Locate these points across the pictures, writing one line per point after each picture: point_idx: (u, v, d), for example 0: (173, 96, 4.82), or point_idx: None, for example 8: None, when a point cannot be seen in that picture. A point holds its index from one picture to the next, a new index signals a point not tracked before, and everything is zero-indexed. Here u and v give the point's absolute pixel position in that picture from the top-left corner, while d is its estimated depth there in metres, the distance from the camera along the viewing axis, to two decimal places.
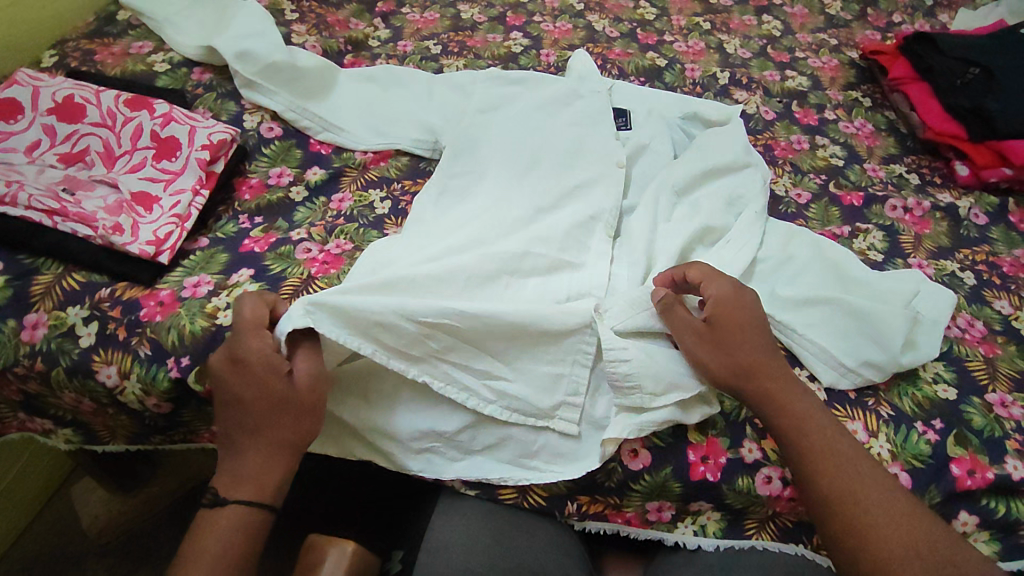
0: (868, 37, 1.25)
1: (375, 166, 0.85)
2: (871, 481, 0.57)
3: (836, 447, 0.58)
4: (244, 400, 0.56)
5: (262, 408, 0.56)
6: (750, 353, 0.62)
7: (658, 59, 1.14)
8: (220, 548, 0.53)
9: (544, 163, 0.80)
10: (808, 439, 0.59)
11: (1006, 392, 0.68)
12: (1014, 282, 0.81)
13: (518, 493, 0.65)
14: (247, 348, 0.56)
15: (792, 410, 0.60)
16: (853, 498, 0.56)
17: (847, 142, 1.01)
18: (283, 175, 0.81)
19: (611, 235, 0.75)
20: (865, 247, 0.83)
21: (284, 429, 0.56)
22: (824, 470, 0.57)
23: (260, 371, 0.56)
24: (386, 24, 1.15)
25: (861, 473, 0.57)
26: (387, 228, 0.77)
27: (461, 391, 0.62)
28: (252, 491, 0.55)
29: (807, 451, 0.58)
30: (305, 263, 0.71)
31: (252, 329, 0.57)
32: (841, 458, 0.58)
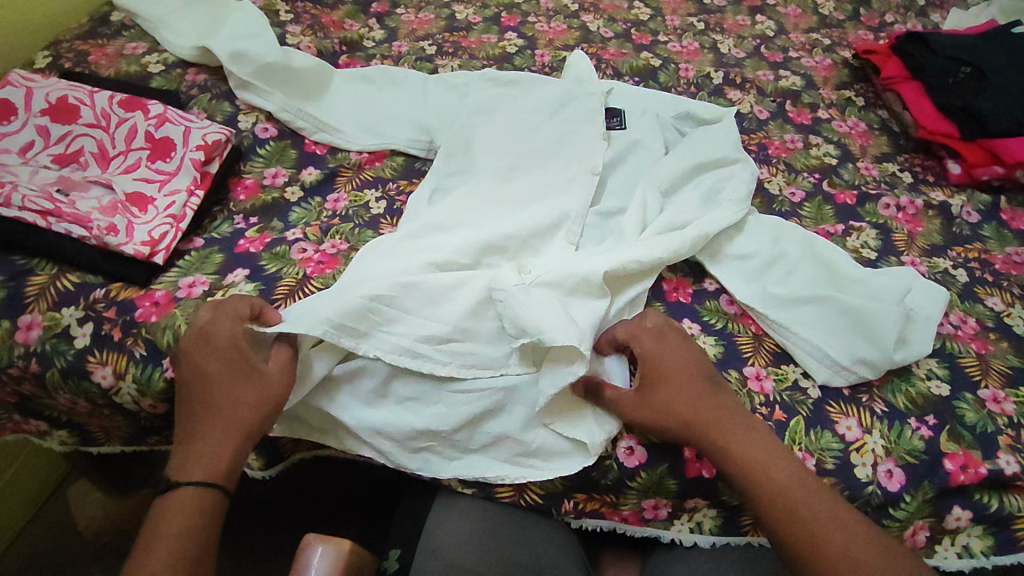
0: (861, 37, 1.26)
1: (370, 166, 0.85)
2: (831, 515, 0.55)
3: (784, 485, 0.56)
4: (206, 375, 0.57)
5: (221, 382, 0.56)
6: (693, 401, 0.61)
7: (653, 59, 1.14)
8: (180, 527, 0.51)
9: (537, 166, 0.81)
10: (763, 486, 0.57)
11: (999, 388, 0.68)
12: (1005, 280, 0.82)
13: (515, 491, 0.65)
14: (216, 326, 0.58)
15: (737, 456, 0.58)
16: (816, 538, 0.54)
17: (840, 141, 1.02)
18: (278, 175, 0.81)
19: (572, 241, 0.75)
20: (858, 245, 0.84)
21: (237, 406, 0.56)
22: (778, 515, 0.56)
23: (222, 347, 0.57)
24: (381, 25, 1.15)
25: (821, 512, 0.55)
26: (382, 228, 0.77)
27: (416, 359, 0.63)
28: (205, 469, 0.54)
29: (761, 499, 0.57)
30: (301, 263, 0.71)
31: (216, 310, 0.59)
32: (798, 496, 0.56)
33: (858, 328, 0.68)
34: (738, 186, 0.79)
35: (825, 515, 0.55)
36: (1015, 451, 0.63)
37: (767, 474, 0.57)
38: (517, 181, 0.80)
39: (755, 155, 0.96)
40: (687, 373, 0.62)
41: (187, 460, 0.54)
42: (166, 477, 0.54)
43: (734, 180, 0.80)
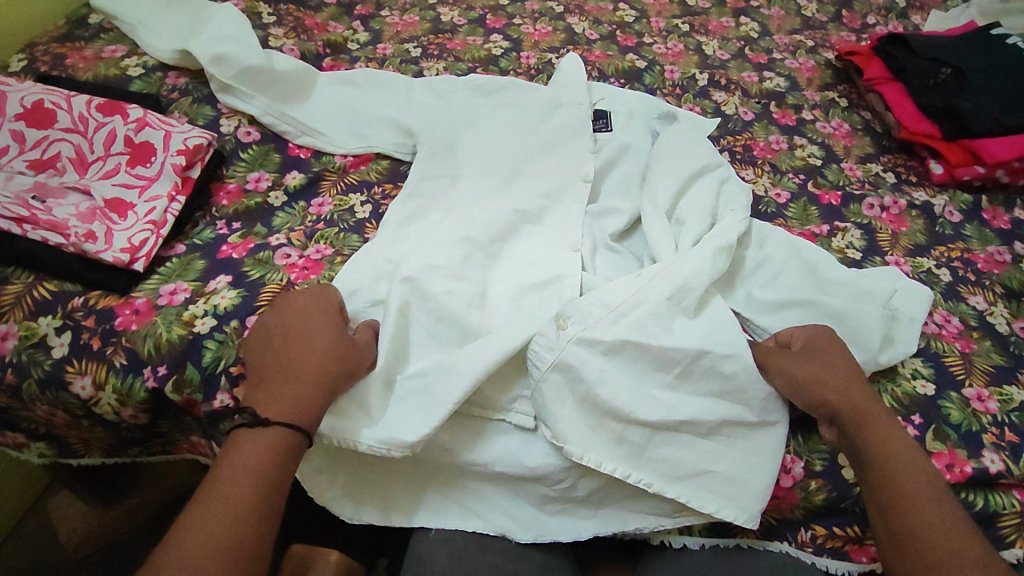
0: (843, 38, 1.27)
1: (354, 170, 0.84)
2: (939, 502, 0.53)
3: (907, 466, 0.55)
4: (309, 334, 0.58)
5: (331, 342, 0.58)
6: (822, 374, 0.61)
7: (638, 61, 1.14)
8: (254, 464, 0.49)
9: (528, 176, 0.81)
10: (888, 457, 0.56)
11: (982, 387, 0.68)
12: (988, 279, 0.83)
13: (502, 510, 0.64)
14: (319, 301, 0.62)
15: (873, 434, 0.57)
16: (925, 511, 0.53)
17: (824, 141, 1.02)
18: (261, 180, 0.80)
19: (575, 249, 0.75)
20: (843, 246, 0.84)
21: (340, 361, 0.58)
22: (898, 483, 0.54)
23: (326, 316, 0.61)
24: (365, 27, 1.15)
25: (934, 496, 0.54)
26: (368, 233, 0.76)
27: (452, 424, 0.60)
28: (306, 411, 0.53)
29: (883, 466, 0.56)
30: (285, 269, 0.70)
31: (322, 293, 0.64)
32: (913, 479, 0.54)
33: (847, 327, 0.68)
34: (729, 200, 0.80)
35: (937, 500, 0.54)
36: (1000, 450, 0.63)
37: (898, 450, 0.56)
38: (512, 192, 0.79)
39: (741, 157, 0.97)
40: (841, 363, 0.62)
41: (283, 405, 0.53)
42: (266, 415, 0.52)
43: (727, 193, 0.81)
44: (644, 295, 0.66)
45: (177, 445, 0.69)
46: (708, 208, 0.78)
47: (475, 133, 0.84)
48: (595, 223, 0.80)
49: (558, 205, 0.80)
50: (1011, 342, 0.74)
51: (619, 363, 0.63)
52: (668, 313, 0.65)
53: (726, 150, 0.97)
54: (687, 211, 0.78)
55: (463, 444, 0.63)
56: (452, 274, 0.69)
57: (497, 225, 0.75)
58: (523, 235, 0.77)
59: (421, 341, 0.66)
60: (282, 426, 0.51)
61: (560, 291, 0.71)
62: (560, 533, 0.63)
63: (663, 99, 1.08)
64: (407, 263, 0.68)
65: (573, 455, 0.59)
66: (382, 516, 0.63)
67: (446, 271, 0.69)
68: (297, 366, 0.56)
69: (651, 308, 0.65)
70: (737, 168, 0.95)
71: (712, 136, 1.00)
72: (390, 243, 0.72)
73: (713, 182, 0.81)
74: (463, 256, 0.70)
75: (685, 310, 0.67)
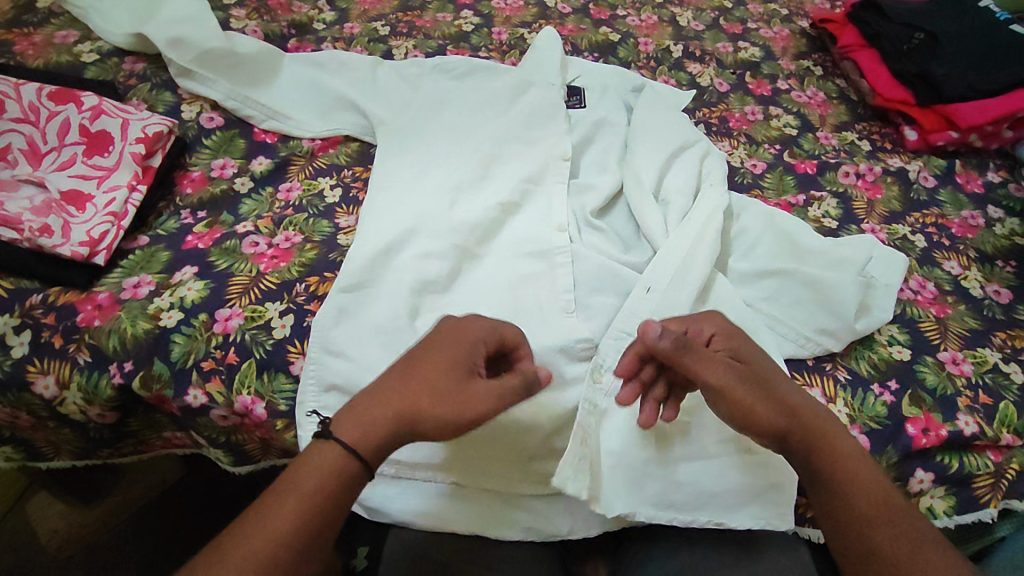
0: (817, 6, 1.27)
1: (323, 154, 0.83)
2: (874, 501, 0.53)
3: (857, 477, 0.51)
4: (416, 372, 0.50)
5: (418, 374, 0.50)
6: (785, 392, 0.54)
7: (612, 34, 1.13)
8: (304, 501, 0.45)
9: (503, 160, 0.80)
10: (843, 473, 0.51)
11: (957, 350, 0.68)
12: (962, 243, 0.83)
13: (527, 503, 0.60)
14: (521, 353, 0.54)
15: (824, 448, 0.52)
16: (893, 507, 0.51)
17: (799, 111, 1.02)
18: (227, 167, 0.78)
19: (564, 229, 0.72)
20: (819, 215, 0.84)
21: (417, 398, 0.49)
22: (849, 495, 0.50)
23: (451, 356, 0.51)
24: (331, 6, 1.12)
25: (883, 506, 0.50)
26: (338, 217, 0.75)
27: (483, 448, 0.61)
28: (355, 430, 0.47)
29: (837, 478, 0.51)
30: (254, 258, 0.68)
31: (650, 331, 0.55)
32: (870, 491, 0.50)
33: (835, 288, 0.67)
34: (712, 174, 0.80)
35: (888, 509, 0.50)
36: (974, 412, 0.63)
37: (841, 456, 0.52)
38: (494, 174, 0.78)
39: (716, 129, 0.97)
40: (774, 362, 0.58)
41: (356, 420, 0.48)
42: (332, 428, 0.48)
43: (709, 168, 0.81)
44: (648, 280, 0.66)
45: (151, 443, 0.68)
46: (691, 182, 0.78)
47: (451, 118, 0.86)
48: (574, 198, 0.78)
49: (541, 187, 0.77)
50: (985, 306, 0.75)
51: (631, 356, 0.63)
52: (674, 299, 0.65)
53: (702, 122, 0.98)
54: (669, 187, 0.78)
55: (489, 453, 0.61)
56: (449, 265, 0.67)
57: (492, 205, 0.73)
58: (520, 218, 0.74)
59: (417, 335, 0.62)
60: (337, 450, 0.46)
61: (553, 267, 0.68)
62: (554, 525, 0.60)
63: (638, 72, 1.06)
64: (391, 245, 0.67)
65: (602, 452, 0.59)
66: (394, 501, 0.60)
67: (442, 261, 0.67)
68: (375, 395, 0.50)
69: (655, 292, 0.65)
70: (713, 140, 0.95)
71: (687, 109, 1.00)
72: (386, 227, 0.69)
73: (692, 156, 0.81)
74: (452, 240, 0.68)
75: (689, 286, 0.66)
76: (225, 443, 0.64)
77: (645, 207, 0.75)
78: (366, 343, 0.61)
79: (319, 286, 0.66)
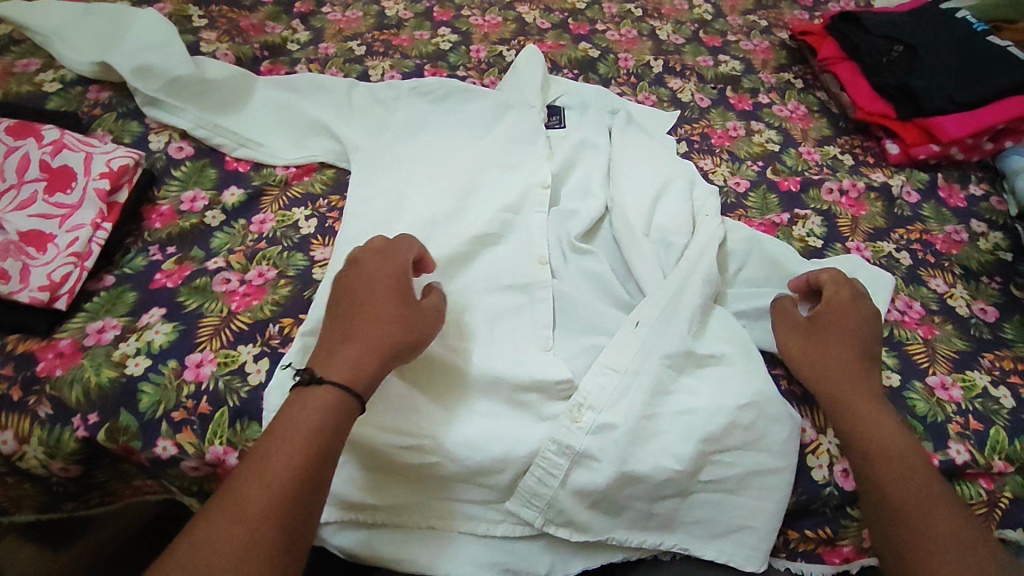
0: (796, 17, 1.28)
1: (297, 182, 0.81)
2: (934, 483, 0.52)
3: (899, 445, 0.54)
4: (356, 302, 0.56)
5: (359, 299, 0.56)
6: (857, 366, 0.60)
7: (591, 50, 1.12)
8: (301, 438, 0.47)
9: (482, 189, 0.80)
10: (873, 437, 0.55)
11: (946, 374, 0.67)
12: (947, 259, 0.82)
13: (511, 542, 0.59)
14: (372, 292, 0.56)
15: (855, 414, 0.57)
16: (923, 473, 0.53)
17: (781, 125, 1.02)
18: (197, 199, 0.76)
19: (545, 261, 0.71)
20: (804, 234, 0.83)
21: (379, 325, 0.54)
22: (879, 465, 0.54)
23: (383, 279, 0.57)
24: (306, 25, 1.09)
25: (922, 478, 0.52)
26: (313, 249, 0.73)
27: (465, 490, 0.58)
28: (344, 375, 0.51)
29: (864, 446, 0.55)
30: (225, 297, 0.66)
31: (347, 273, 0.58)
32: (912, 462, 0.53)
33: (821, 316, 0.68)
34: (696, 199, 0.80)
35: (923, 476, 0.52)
36: (965, 440, 0.62)
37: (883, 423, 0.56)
38: (474, 203, 0.78)
39: (699, 146, 0.96)
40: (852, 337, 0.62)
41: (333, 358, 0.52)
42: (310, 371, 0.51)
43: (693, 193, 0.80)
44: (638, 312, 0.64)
45: (120, 492, 0.66)
46: (677, 208, 0.77)
47: (428, 147, 0.85)
48: (558, 225, 0.77)
49: (521, 215, 0.76)
50: (972, 325, 0.74)
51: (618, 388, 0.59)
52: (664, 330, 0.62)
53: (684, 139, 0.97)
54: (654, 215, 0.77)
55: (468, 493, 0.58)
56: None
57: (467, 238, 0.71)
58: (498, 250, 0.72)
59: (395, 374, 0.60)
60: (334, 389, 0.50)
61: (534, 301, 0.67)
62: (534, 566, 0.58)
63: (618, 89, 1.05)
64: None
65: (589, 494, 0.56)
66: (365, 543, 0.57)
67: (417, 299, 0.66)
68: (333, 340, 0.53)
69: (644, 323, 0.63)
70: (695, 158, 0.94)
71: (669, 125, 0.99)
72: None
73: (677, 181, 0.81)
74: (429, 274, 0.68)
75: (675, 316, 0.63)
76: (197, 492, 0.61)
77: (629, 233, 0.74)
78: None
79: (293, 328, 0.63)
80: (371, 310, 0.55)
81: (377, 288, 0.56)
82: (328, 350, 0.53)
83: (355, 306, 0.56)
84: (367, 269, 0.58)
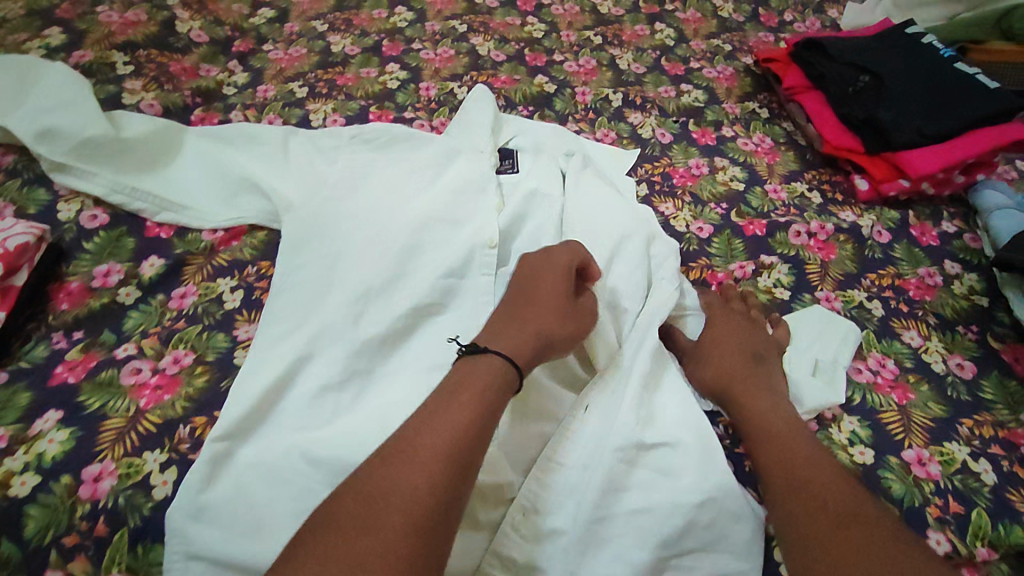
0: (760, 40, 1.25)
1: (224, 248, 0.76)
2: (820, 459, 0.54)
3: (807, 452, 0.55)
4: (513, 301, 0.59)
5: (518, 297, 0.59)
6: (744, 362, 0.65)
7: (547, 84, 1.07)
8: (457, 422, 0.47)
9: (424, 250, 0.73)
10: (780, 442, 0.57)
11: (923, 447, 0.64)
12: (920, 307, 0.79)
13: None
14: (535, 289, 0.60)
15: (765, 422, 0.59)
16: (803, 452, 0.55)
17: (746, 161, 0.97)
18: (111, 273, 0.70)
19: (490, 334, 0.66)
20: (770, 284, 0.79)
21: (543, 317, 0.57)
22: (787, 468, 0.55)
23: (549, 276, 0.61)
24: (244, 66, 1.03)
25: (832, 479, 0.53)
26: (237, 327, 0.68)
27: None
28: (504, 350, 0.53)
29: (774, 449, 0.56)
30: (133, 392, 0.61)
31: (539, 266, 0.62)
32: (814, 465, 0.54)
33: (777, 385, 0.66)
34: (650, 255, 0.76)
35: (832, 466, 0.53)
36: (944, 527, 0.58)
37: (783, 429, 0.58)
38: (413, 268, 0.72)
39: (660, 188, 0.91)
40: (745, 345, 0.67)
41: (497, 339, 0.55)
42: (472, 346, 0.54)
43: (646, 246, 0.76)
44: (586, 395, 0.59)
45: None
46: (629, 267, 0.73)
47: (369, 202, 0.79)
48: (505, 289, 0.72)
49: (464, 282, 0.71)
50: (948, 384, 0.70)
51: (564, 486, 0.54)
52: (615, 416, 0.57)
53: (644, 180, 0.92)
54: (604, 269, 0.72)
55: None
56: (355, 392, 0.62)
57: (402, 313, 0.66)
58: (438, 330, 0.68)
59: (317, 478, 0.55)
60: (499, 365, 0.52)
61: None
62: None
63: (576, 126, 1.00)
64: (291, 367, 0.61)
65: None
66: None
67: (346, 387, 0.62)
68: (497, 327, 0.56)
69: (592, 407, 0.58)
70: (656, 202, 0.89)
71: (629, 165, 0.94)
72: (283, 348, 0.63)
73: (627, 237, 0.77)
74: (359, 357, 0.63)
75: (626, 401, 0.59)
76: None
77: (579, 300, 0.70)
78: (258, 497, 0.54)
79: (206, 428, 0.59)
80: (541, 302, 0.58)
81: (540, 285, 0.60)
82: (493, 331, 0.56)
83: (520, 297, 0.59)
84: (531, 269, 0.62)
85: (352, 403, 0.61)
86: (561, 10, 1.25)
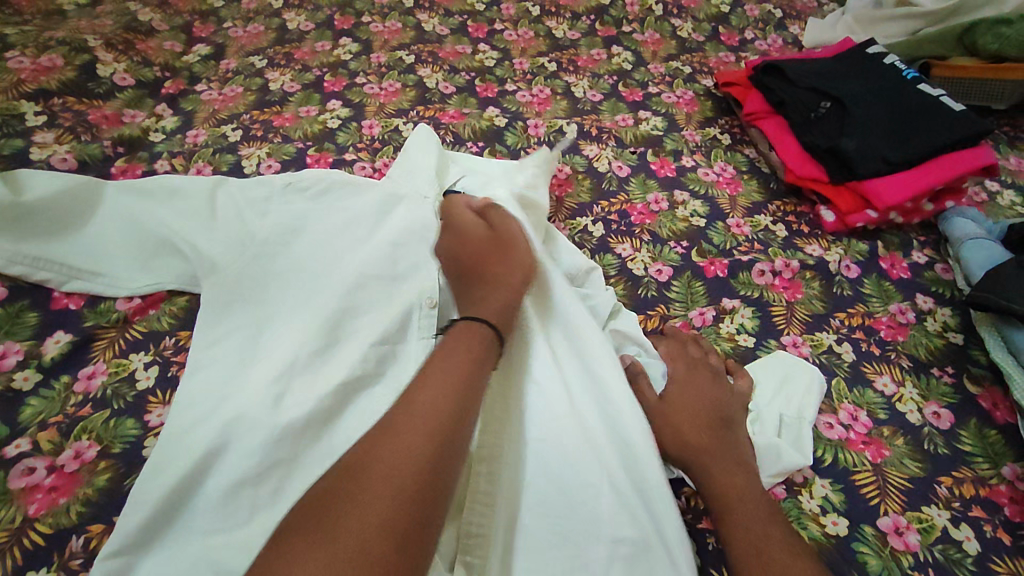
0: (721, 60, 1.21)
1: (139, 319, 0.69)
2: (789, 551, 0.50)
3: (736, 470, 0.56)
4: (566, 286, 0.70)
5: None
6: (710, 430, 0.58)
7: (498, 117, 1.02)
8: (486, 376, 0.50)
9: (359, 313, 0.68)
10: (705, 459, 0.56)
11: (900, 514, 0.59)
12: (893, 349, 0.74)
13: None
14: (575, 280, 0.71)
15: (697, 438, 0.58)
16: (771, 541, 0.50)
17: (707, 193, 0.93)
18: (8, 354, 0.64)
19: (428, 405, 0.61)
20: (733, 331, 0.74)
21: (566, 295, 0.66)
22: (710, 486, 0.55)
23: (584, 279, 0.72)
24: (173, 109, 0.97)
25: (756, 499, 0.54)
26: (149, 411, 0.62)
27: None
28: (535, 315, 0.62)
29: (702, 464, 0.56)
30: (23, 497, 0.54)
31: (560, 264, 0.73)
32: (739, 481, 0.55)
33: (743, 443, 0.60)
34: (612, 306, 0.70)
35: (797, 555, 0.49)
36: None
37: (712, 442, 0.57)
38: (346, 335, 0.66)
39: (617, 227, 0.86)
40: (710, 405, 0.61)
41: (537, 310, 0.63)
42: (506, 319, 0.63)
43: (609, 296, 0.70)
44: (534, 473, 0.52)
45: None
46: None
47: (303, 261, 0.72)
48: None
49: (402, 347, 0.65)
50: (925, 437, 0.66)
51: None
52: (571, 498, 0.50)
53: (600, 220, 0.87)
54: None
55: None
56: (276, 485, 0.55)
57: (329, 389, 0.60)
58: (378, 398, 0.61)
59: None
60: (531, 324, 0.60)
61: None
62: None
63: None
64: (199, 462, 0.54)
65: None
66: None
67: (264, 482, 0.54)
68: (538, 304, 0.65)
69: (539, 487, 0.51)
70: (613, 242, 0.84)
71: (584, 203, 0.89)
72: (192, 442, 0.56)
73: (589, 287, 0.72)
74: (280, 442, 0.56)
75: None
76: None
77: None
78: None
79: (100, 538, 0.53)
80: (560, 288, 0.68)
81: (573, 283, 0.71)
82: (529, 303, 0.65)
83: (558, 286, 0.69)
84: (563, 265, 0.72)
85: (274, 495, 0.54)
86: (514, 36, 1.20)
